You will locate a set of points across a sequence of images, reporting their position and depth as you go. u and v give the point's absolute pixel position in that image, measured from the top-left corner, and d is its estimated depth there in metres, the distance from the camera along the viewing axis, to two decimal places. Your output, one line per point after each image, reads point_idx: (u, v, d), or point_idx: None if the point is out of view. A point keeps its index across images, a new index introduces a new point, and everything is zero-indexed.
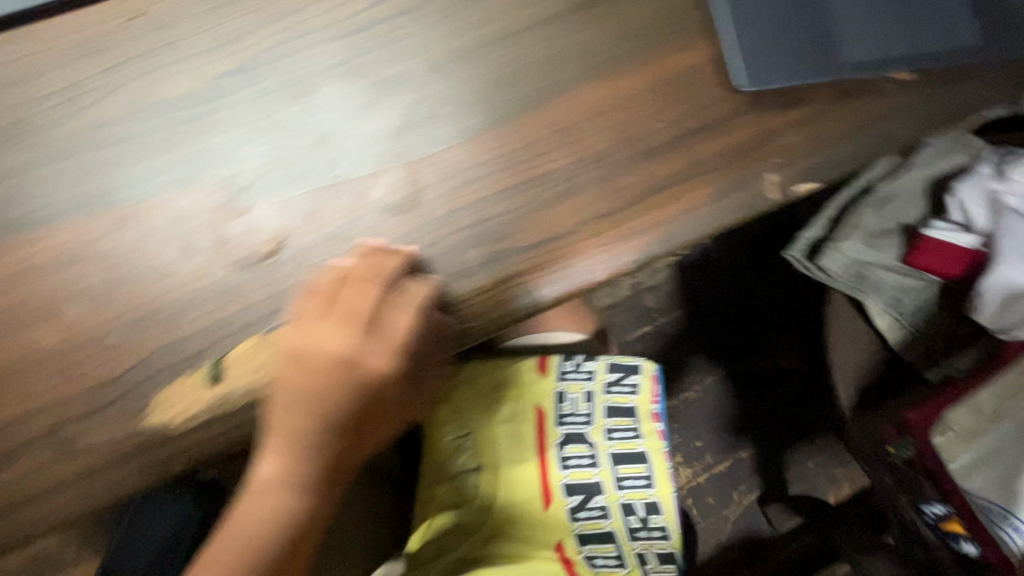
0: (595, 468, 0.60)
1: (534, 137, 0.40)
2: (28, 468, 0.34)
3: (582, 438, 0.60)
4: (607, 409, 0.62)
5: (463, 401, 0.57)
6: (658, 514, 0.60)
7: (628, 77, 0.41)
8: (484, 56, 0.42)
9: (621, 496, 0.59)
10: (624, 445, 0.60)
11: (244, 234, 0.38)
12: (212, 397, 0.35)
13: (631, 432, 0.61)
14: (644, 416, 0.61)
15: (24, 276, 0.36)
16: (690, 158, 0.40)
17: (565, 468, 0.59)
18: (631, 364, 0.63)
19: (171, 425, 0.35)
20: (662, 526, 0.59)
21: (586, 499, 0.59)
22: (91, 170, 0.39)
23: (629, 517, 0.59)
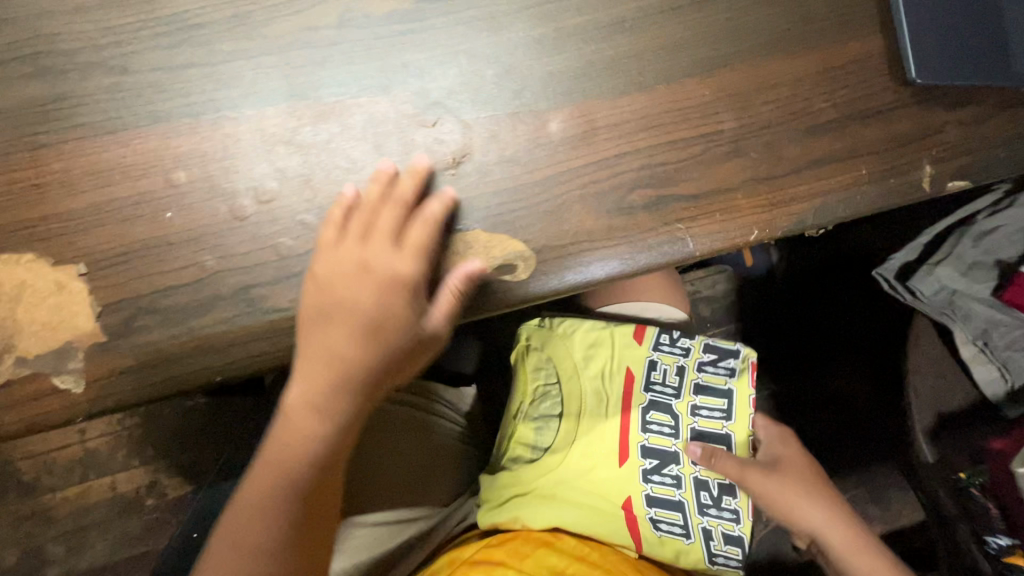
0: (675, 441, 0.57)
1: (706, 98, 0.43)
2: (219, 319, 0.37)
3: (668, 409, 0.58)
4: (697, 387, 0.58)
5: (557, 348, 0.60)
6: (732, 495, 0.57)
7: (801, 57, 0.43)
8: (668, 16, 0.44)
9: (698, 471, 0.57)
10: (707, 422, 0.58)
11: (431, 144, 0.41)
12: None
13: (716, 410, 0.58)
14: (740, 404, 0.58)
15: (235, 149, 0.40)
16: (852, 139, 0.42)
17: (646, 431, 0.57)
18: (730, 348, 0.60)
19: None
20: (734, 508, 0.57)
21: (661, 465, 0.56)
22: (299, 67, 0.42)
23: (700, 492, 0.56)
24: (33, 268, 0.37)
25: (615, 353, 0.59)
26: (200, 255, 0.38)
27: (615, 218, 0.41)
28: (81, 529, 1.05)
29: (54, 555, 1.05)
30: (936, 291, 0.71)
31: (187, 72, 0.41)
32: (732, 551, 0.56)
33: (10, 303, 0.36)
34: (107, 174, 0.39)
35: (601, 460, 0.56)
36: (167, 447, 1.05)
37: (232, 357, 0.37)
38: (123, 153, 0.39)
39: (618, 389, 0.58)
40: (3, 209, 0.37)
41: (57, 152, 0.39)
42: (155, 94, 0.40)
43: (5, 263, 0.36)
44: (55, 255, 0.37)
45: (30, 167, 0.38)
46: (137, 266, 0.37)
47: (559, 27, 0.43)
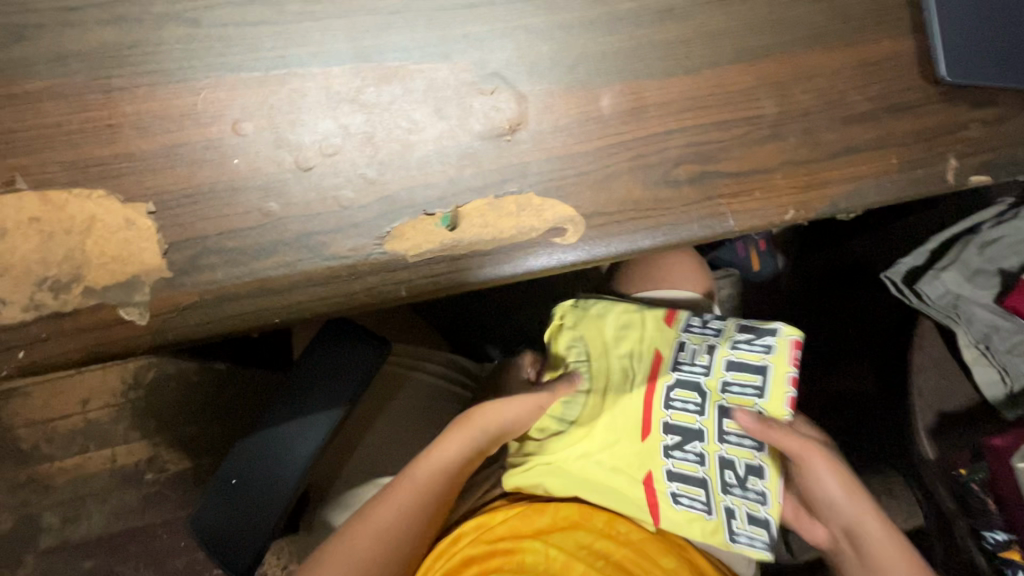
0: (700, 419, 0.54)
1: (749, 84, 0.45)
2: (281, 262, 0.39)
3: (694, 386, 0.54)
4: (728, 364, 0.54)
5: (586, 328, 0.60)
6: (760, 477, 0.54)
7: (839, 52, 0.46)
8: (717, 5, 0.46)
9: (722, 452, 0.53)
10: (736, 400, 0.53)
11: (488, 111, 0.43)
12: (444, 240, 0.41)
13: (746, 387, 0.53)
14: (777, 382, 0.53)
15: (302, 104, 0.42)
16: (884, 130, 0.45)
17: (668, 408, 0.54)
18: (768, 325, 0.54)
19: (405, 254, 0.40)
20: (762, 491, 0.54)
21: (682, 442, 0.54)
22: (364, 30, 0.43)
23: (726, 470, 0.54)
24: (103, 203, 0.38)
25: (646, 336, 0.58)
26: (265, 201, 0.39)
27: (660, 191, 0.43)
28: (78, 499, 1.04)
29: (50, 524, 1.03)
30: (941, 294, 0.73)
31: (257, 28, 0.43)
32: (756, 532, 0.54)
33: (80, 235, 0.37)
34: (177, 120, 0.40)
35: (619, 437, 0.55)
36: (172, 420, 1.04)
37: (290, 301, 0.39)
38: (193, 100, 0.41)
39: (642, 368, 0.56)
40: (76, 146, 0.38)
41: (130, 96, 0.40)
42: (226, 47, 0.42)
43: (76, 197, 0.38)
44: (124, 193, 0.38)
45: (103, 108, 0.40)
46: (203, 208, 0.39)
47: (614, 8, 0.45)
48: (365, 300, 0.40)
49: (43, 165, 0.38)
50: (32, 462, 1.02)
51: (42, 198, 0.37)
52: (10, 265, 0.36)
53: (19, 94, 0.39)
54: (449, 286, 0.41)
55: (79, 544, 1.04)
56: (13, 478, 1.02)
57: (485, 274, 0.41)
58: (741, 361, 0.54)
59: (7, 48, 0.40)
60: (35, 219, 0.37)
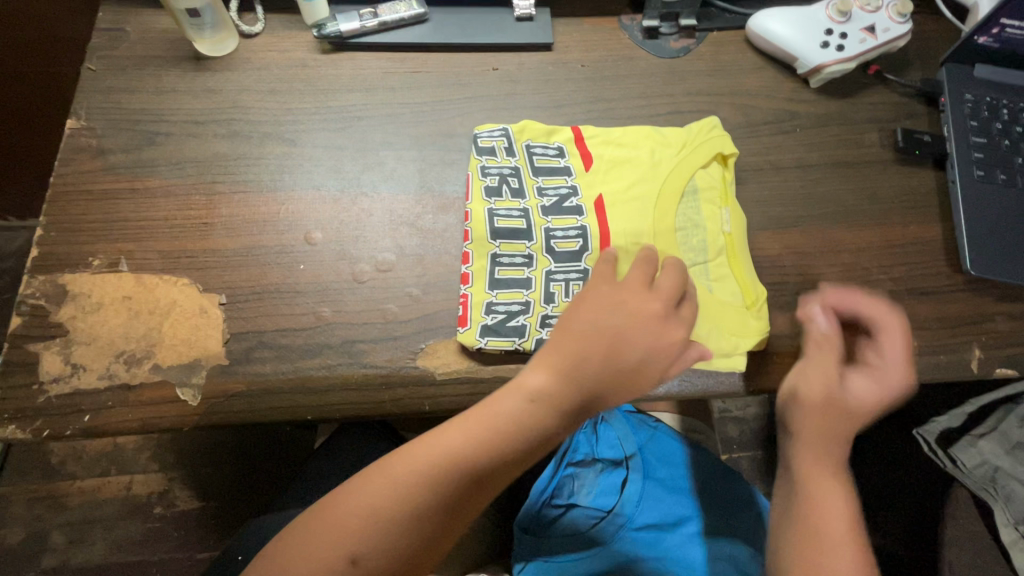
0: (527, 296, 0.44)
1: (776, 251, 0.48)
2: (324, 367, 0.42)
3: (510, 269, 0.45)
4: (544, 238, 0.46)
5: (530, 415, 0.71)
6: (515, 301, 0.44)
7: (865, 231, 0.49)
8: (749, 177, 0.51)
9: (532, 159, 0.49)
10: (506, 274, 0.45)
11: (442, 253, 0.47)
12: (462, 368, 0.43)
13: (521, 309, 0.44)
14: (536, 228, 0.46)
15: (365, 222, 0.47)
16: (908, 312, 0.46)
17: (535, 274, 0.45)
18: (558, 148, 0.50)
19: (431, 372, 0.43)
20: (507, 303, 0.44)
21: (509, 307, 0.44)
22: (433, 163, 0.50)
23: (513, 286, 0.45)
24: (186, 291, 0.43)
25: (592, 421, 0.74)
26: (319, 305, 0.44)
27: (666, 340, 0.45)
28: (88, 522, 1.05)
29: (55, 544, 1.04)
30: (978, 464, 0.65)
31: (342, 152, 0.50)
32: (502, 306, 0.44)
33: (159, 317, 0.42)
34: (260, 225, 0.46)
35: (622, 183, 0.48)
36: (189, 458, 1.07)
37: (320, 384, 0.42)
38: (277, 210, 0.47)
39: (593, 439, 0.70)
40: (173, 237, 0.45)
41: (228, 200, 0.47)
42: (313, 165, 0.49)
43: (165, 283, 0.44)
44: (205, 283, 0.44)
45: (204, 209, 0.46)
46: (266, 304, 0.44)
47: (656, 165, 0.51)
48: (385, 410, 0.42)
49: (144, 252, 0.44)
50: (57, 477, 1.07)
51: (139, 281, 0.43)
52: (97, 335, 0.41)
53: (139, 188, 0.47)
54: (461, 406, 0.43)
55: (76, 569, 1.03)
56: (35, 491, 1.06)
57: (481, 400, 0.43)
58: (533, 237, 0.46)
59: (139, 149, 0.48)
60: (127, 297, 0.43)
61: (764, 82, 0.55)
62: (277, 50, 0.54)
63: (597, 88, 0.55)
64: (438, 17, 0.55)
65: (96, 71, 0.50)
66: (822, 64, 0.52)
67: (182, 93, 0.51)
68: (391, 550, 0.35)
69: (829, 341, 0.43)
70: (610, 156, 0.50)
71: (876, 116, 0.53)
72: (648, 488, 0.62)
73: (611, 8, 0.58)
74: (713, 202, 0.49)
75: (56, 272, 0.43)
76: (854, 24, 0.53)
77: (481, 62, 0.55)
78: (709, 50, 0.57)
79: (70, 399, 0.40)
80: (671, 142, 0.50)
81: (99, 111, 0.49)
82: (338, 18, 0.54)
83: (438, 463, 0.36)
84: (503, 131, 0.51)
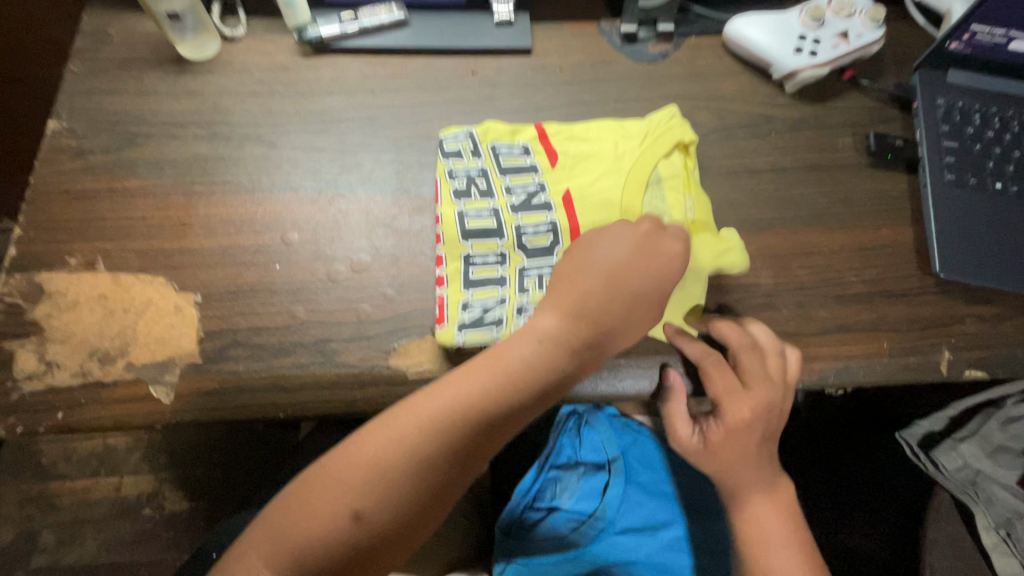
0: (503, 292, 0.45)
1: (748, 253, 0.49)
2: (297, 366, 0.43)
3: (482, 268, 0.46)
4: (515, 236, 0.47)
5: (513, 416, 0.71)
6: (489, 298, 0.45)
7: (838, 233, 0.50)
8: (723, 181, 0.52)
9: (498, 159, 0.50)
10: (479, 273, 0.46)
11: (417, 253, 0.47)
12: (435, 367, 0.44)
13: (497, 305, 0.44)
14: (506, 226, 0.47)
15: (341, 223, 0.48)
16: (879, 313, 0.47)
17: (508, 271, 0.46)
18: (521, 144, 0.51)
19: (404, 372, 0.43)
20: (482, 300, 0.45)
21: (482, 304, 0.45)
22: (410, 165, 0.51)
23: (487, 284, 0.45)
24: (162, 290, 0.44)
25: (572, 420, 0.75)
26: (294, 305, 0.44)
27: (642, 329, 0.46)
28: (77, 522, 1.05)
29: (44, 545, 1.04)
30: (958, 467, 0.65)
31: (321, 154, 0.51)
32: (476, 304, 0.45)
33: (135, 316, 0.43)
34: (237, 225, 0.47)
35: (588, 177, 0.50)
36: (179, 459, 1.07)
37: (291, 384, 0.42)
38: (255, 211, 0.48)
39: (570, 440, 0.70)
40: (151, 237, 0.46)
41: (206, 201, 0.48)
42: (291, 167, 0.50)
43: (141, 282, 0.44)
44: (181, 282, 0.44)
45: (182, 209, 0.47)
46: (241, 303, 0.44)
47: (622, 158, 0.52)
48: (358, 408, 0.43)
49: (121, 251, 0.45)
50: (46, 478, 1.07)
51: (115, 280, 0.44)
52: (72, 333, 0.42)
53: (118, 188, 0.47)
54: None
55: (65, 570, 1.04)
56: (25, 491, 1.06)
57: None
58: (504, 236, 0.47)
59: (119, 150, 0.49)
60: (103, 296, 0.43)
61: (741, 86, 0.56)
62: (259, 53, 0.54)
63: (576, 92, 0.56)
64: (419, 21, 0.56)
65: (79, 73, 0.51)
66: (796, 69, 0.53)
67: (163, 95, 0.51)
68: (410, 503, 0.35)
69: (751, 340, 0.43)
70: (573, 149, 0.51)
71: (850, 121, 0.54)
72: (630, 492, 0.62)
73: (590, 14, 0.59)
74: (675, 189, 0.50)
75: (33, 271, 0.43)
76: (828, 30, 0.53)
77: (461, 66, 0.56)
78: (686, 55, 0.57)
79: (44, 396, 0.40)
80: (633, 134, 0.51)
81: (80, 113, 0.50)
82: (320, 22, 0.54)
83: (455, 411, 0.36)
84: (468, 133, 0.51)
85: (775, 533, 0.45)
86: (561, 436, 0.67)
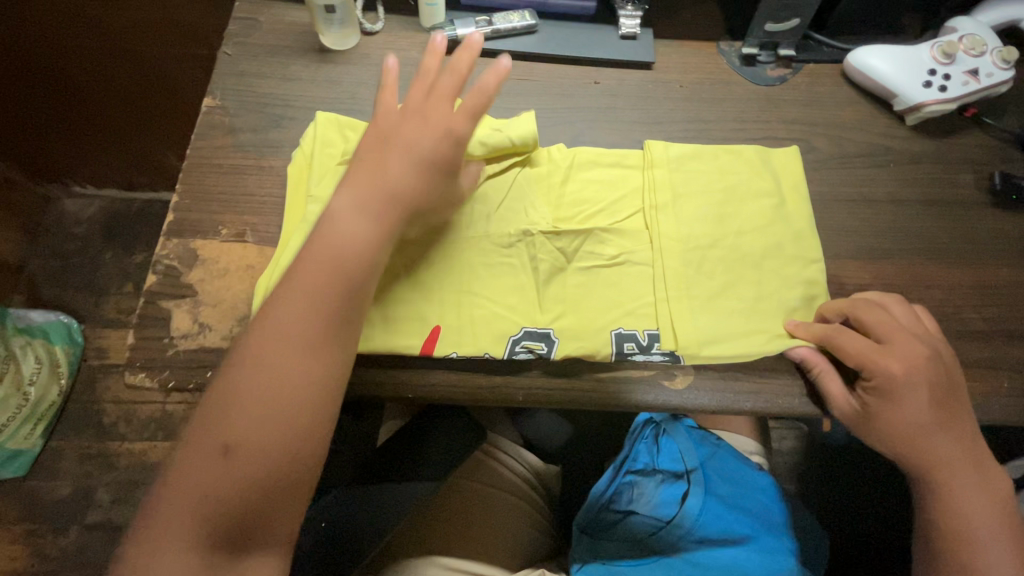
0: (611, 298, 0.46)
1: (865, 281, 0.49)
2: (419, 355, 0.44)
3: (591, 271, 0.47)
4: (622, 244, 0.48)
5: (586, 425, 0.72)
6: (596, 301, 0.46)
7: (957, 269, 0.50)
8: (841, 207, 0.52)
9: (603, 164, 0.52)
10: (588, 277, 0.47)
11: None
12: (548, 364, 0.45)
13: (606, 309, 0.46)
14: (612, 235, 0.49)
15: None
16: (998, 353, 0.47)
17: (615, 276, 0.47)
18: (624, 153, 0.52)
19: (516, 364, 0.45)
20: (586, 305, 0.46)
21: (593, 307, 0.46)
22: None
23: (594, 288, 0.47)
24: None
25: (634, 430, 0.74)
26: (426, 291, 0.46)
27: (755, 345, 0.45)
28: (133, 483, 1.07)
29: (101, 501, 1.06)
30: None
31: None
32: (583, 308, 0.46)
33: None
34: None
35: (692, 191, 0.50)
36: None
37: (412, 364, 0.44)
38: None
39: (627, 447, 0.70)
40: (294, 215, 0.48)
41: None
42: None
43: None
44: None
45: None
46: None
47: (726, 174, 0.51)
48: (473, 392, 0.44)
49: (267, 226, 0.47)
50: (106, 437, 1.08)
51: (262, 252, 0.46)
52: (223, 299, 0.45)
53: (266, 166, 0.50)
54: (544, 400, 0.45)
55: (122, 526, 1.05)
56: (86, 448, 1.07)
57: (566, 398, 0.45)
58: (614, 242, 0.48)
59: (266, 130, 0.51)
60: (250, 266, 0.46)
61: (860, 115, 0.56)
62: (395, 49, 0.57)
63: (694, 108, 0.57)
64: (547, 29, 0.58)
65: (231, 55, 0.54)
66: (921, 102, 0.53)
67: (307, 82, 0.54)
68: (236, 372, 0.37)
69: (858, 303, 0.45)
70: (671, 166, 0.51)
71: (971, 158, 0.54)
72: (709, 502, 0.62)
73: (710, 34, 0.60)
74: (774, 208, 0.50)
75: (188, 237, 0.46)
76: (958, 66, 0.54)
77: (585, 76, 0.57)
78: (805, 81, 0.58)
79: (195, 355, 0.43)
80: (736, 153, 0.52)
81: (232, 93, 0.53)
82: (455, 23, 0.57)
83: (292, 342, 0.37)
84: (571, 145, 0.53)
85: (973, 503, 0.43)
86: (636, 443, 0.68)
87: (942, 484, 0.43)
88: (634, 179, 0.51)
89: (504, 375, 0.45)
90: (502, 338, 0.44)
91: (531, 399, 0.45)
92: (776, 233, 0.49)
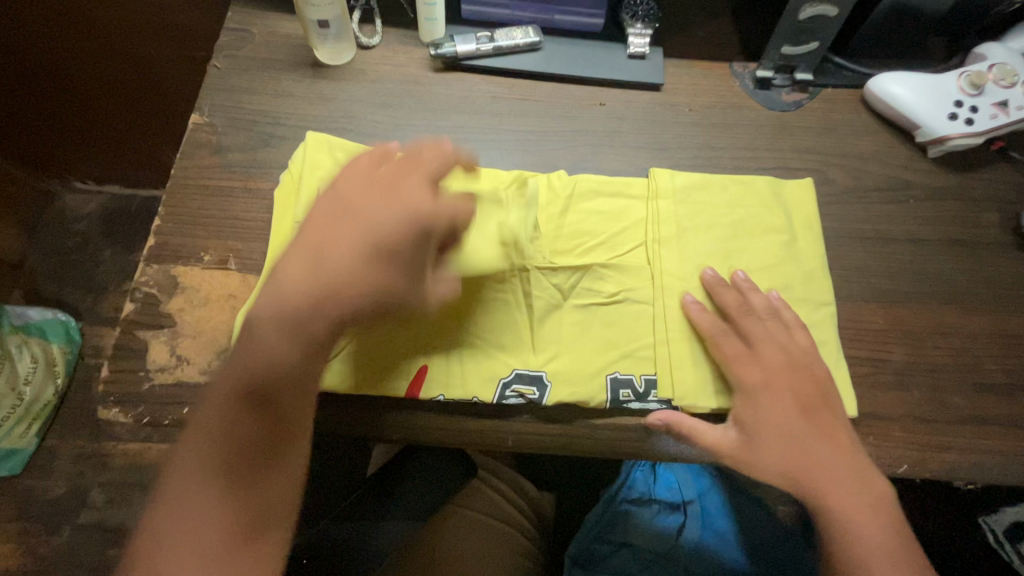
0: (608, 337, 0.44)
1: (879, 325, 0.47)
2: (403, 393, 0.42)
3: (587, 309, 0.45)
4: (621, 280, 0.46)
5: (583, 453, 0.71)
6: (592, 341, 0.44)
7: (977, 316, 0.47)
8: (856, 244, 0.49)
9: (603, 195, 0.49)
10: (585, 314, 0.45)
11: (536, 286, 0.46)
12: (539, 406, 0.43)
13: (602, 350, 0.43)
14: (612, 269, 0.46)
15: None
16: (1018, 408, 0.44)
17: (613, 315, 0.45)
18: (627, 182, 0.50)
19: (504, 406, 0.43)
20: (581, 345, 0.43)
21: (588, 347, 0.43)
22: None
23: (590, 327, 0.44)
24: None
25: None
26: None
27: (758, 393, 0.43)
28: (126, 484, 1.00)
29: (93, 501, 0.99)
30: None
31: None
32: (578, 348, 0.43)
33: None
34: None
35: (699, 224, 0.48)
36: None
37: (396, 403, 0.42)
38: None
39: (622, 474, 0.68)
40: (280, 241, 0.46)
41: None
42: None
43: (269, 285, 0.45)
44: None
45: None
46: None
47: (735, 207, 0.49)
48: (458, 432, 0.42)
49: (251, 252, 0.45)
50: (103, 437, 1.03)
51: (245, 280, 0.44)
52: (202, 330, 0.43)
53: (252, 188, 0.48)
54: (533, 443, 0.43)
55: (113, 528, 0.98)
56: (81, 448, 1.02)
57: (555, 441, 0.43)
58: (612, 278, 0.46)
59: (254, 149, 0.49)
60: (232, 295, 0.44)
61: (879, 145, 0.53)
62: (392, 64, 0.54)
63: (704, 133, 0.54)
64: (551, 46, 0.56)
65: (221, 69, 0.52)
66: (946, 135, 0.50)
67: (299, 98, 0.52)
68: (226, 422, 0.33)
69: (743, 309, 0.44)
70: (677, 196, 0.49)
71: (996, 195, 0.51)
72: (707, 539, 0.61)
73: (723, 54, 0.57)
74: (784, 246, 0.47)
75: (169, 263, 0.45)
76: (986, 98, 0.51)
77: (589, 97, 0.55)
78: (822, 107, 0.55)
79: (171, 389, 0.41)
80: (747, 185, 0.50)
81: (221, 109, 0.51)
82: (455, 39, 0.54)
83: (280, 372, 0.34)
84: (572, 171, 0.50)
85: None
86: (636, 469, 0.64)
87: (841, 517, 0.38)
88: (636, 210, 0.49)
89: (491, 416, 0.43)
90: (491, 381, 0.42)
91: (519, 441, 0.43)
92: (785, 273, 0.47)
